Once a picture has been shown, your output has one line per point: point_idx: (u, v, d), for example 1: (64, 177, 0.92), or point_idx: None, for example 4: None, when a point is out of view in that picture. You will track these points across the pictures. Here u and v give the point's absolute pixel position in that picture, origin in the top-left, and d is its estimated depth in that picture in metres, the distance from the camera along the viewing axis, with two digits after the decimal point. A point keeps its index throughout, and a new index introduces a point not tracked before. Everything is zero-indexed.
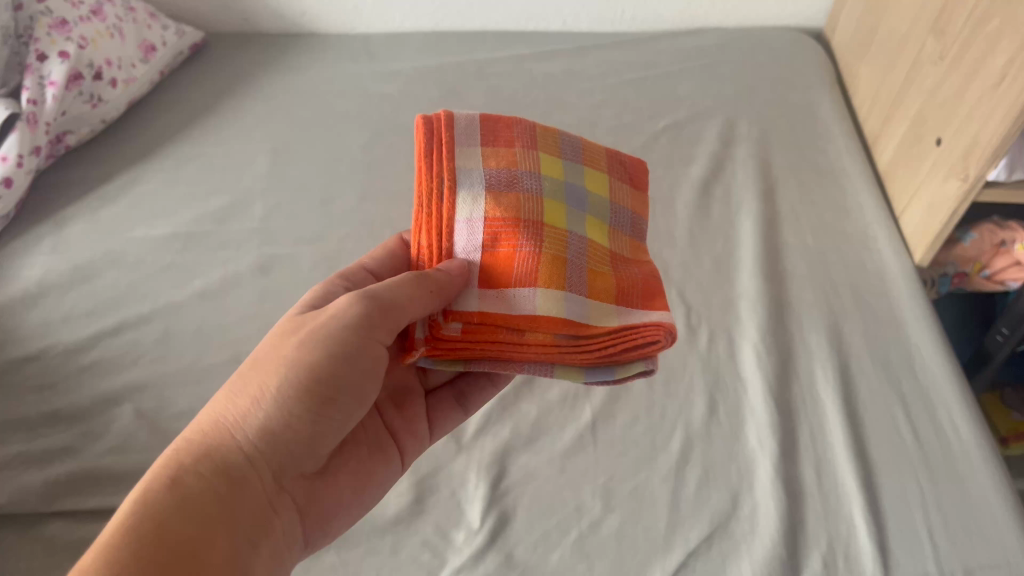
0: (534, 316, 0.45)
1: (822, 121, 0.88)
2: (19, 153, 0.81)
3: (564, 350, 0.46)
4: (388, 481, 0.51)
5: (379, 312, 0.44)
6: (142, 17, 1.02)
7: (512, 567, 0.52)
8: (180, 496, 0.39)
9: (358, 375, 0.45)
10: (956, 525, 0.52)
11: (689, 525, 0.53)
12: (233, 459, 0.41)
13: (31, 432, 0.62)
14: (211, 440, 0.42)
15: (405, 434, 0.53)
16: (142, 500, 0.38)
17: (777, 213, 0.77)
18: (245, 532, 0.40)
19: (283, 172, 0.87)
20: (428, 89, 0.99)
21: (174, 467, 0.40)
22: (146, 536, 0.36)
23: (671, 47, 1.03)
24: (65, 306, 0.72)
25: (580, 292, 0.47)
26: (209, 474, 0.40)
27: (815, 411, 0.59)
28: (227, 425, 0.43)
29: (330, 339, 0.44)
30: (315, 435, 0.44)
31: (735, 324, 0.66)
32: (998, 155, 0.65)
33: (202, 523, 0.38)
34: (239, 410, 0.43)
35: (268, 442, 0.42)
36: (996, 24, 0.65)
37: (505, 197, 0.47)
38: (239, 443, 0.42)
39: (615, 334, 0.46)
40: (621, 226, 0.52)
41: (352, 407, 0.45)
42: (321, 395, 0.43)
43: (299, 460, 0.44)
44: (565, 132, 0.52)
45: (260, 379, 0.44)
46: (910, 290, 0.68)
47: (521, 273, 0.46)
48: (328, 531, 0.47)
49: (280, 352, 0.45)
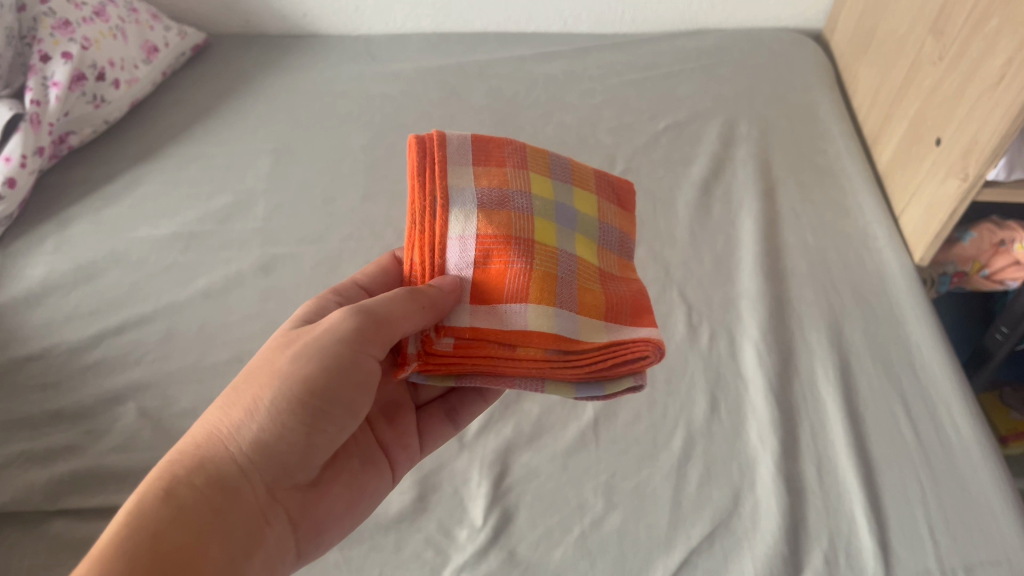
0: (525, 331, 0.45)
1: (822, 122, 0.88)
2: (23, 154, 0.81)
3: (555, 365, 0.46)
4: (378, 495, 0.51)
5: (373, 326, 0.44)
6: (145, 18, 1.02)
7: (515, 564, 0.52)
8: (173, 508, 0.38)
9: (351, 388, 0.45)
10: (957, 522, 0.53)
11: (691, 523, 0.53)
12: (226, 471, 0.41)
13: (35, 431, 0.62)
14: (203, 451, 0.42)
15: (396, 447, 0.53)
16: (137, 510, 0.38)
17: (776, 212, 0.77)
18: (238, 544, 0.40)
19: (285, 172, 0.88)
20: (430, 90, 1.00)
21: (167, 478, 0.40)
22: (138, 548, 0.36)
23: (671, 48, 1.04)
24: (68, 306, 0.73)
25: (570, 308, 0.47)
26: (203, 485, 0.40)
27: (816, 409, 0.60)
28: (220, 437, 0.42)
29: (324, 352, 0.44)
30: (309, 446, 0.44)
31: (736, 323, 0.66)
32: (998, 154, 0.65)
33: (196, 535, 0.38)
34: (232, 421, 0.43)
35: (261, 453, 0.42)
36: (995, 24, 0.65)
37: (496, 215, 0.47)
38: (232, 455, 0.42)
39: (605, 352, 0.46)
40: (610, 245, 0.52)
41: (345, 420, 0.45)
42: (314, 407, 0.43)
43: (292, 471, 0.44)
44: (554, 153, 0.53)
45: (252, 392, 0.44)
46: (910, 289, 0.68)
47: (512, 290, 0.46)
48: (320, 542, 0.46)
49: (274, 365, 0.45)
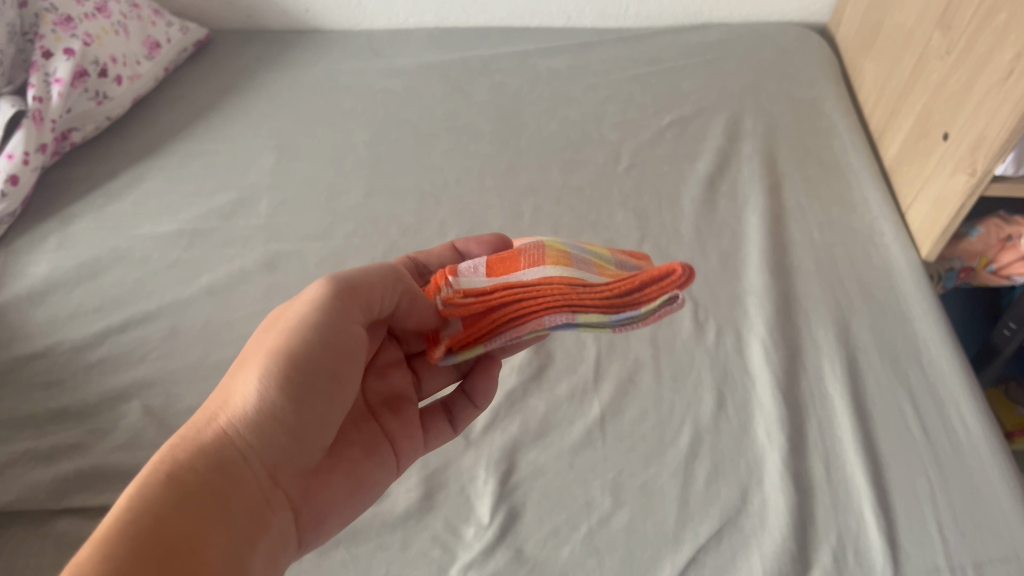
0: (547, 278, 0.46)
1: (828, 116, 0.87)
2: (25, 150, 0.81)
3: (580, 291, 0.44)
4: (381, 485, 0.50)
5: (348, 294, 0.46)
6: (147, 13, 1.02)
7: (523, 562, 0.52)
8: (177, 493, 0.36)
9: (339, 360, 0.45)
10: (965, 518, 0.52)
11: (699, 520, 0.53)
12: (227, 454, 0.40)
13: (39, 429, 0.62)
14: (202, 435, 0.40)
15: (401, 436, 0.52)
16: (140, 496, 0.35)
17: (783, 207, 0.77)
18: (244, 527, 0.38)
19: (289, 168, 0.87)
20: (433, 85, 0.99)
21: (168, 463, 0.38)
22: (143, 535, 0.34)
23: (676, 42, 1.03)
24: (73, 303, 0.73)
25: (588, 272, 0.48)
26: (204, 469, 0.38)
27: (823, 405, 0.59)
28: (219, 423, 0.41)
29: (307, 324, 0.44)
30: (305, 424, 0.43)
31: (742, 318, 0.66)
32: (1006, 149, 0.64)
33: (201, 518, 0.36)
34: (229, 405, 0.42)
35: (259, 433, 0.41)
36: (1003, 19, 0.64)
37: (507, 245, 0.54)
38: (232, 437, 0.40)
39: (628, 276, 0.44)
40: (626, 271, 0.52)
41: (338, 395, 0.44)
42: (306, 381, 0.43)
43: (291, 454, 0.43)
44: None
45: (245, 374, 0.43)
46: (918, 285, 0.67)
47: (527, 262, 0.49)
48: (319, 532, 0.46)
49: (263, 346, 0.44)
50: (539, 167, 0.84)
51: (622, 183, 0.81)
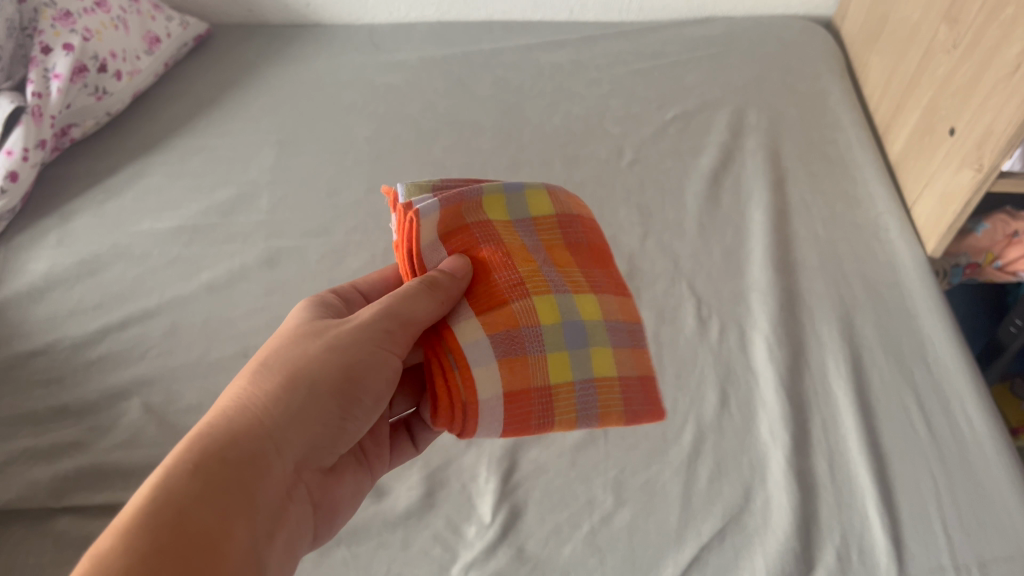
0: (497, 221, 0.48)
1: (833, 111, 0.86)
2: (25, 146, 0.80)
3: None
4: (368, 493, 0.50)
5: (400, 327, 0.43)
6: (147, 8, 1.01)
7: (524, 561, 0.52)
8: (204, 482, 0.35)
9: (380, 382, 0.43)
10: (971, 517, 0.52)
11: (702, 519, 0.53)
12: (260, 450, 0.38)
13: (39, 427, 0.62)
14: (234, 426, 0.38)
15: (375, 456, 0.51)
16: (163, 487, 0.34)
17: (787, 203, 0.76)
18: (264, 522, 0.37)
19: (289, 164, 0.87)
20: (434, 80, 0.99)
21: (197, 452, 0.36)
22: (164, 525, 0.32)
23: (679, 36, 1.02)
24: (74, 300, 0.72)
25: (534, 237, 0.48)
26: (234, 462, 0.36)
27: (827, 402, 0.59)
28: (250, 412, 0.39)
29: (354, 345, 0.43)
30: (338, 431, 0.42)
31: (746, 315, 0.66)
32: (1013, 145, 0.63)
33: (224, 513, 0.34)
34: (265, 401, 0.40)
35: (293, 434, 0.39)
36: (1010, 13, 0.63)
37: (501, 316, 0.44)
38: (267, 432, 0.38)
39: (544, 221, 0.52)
40: (603, 292, 0.49)
41: (371, 410, 0.43)
42: (346, 394, 0.42)
43: (319, 453, 0.41)
44: (584, 421, 0.45)
45: (284, 374, 0.41)
46: (923, 281, 0.67)
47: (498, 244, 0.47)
48: (333, 525, 0.45)
49: (306, 351, 0.42)
50: (542, 163, 0.84)
51: (624, 179, 0.81)
